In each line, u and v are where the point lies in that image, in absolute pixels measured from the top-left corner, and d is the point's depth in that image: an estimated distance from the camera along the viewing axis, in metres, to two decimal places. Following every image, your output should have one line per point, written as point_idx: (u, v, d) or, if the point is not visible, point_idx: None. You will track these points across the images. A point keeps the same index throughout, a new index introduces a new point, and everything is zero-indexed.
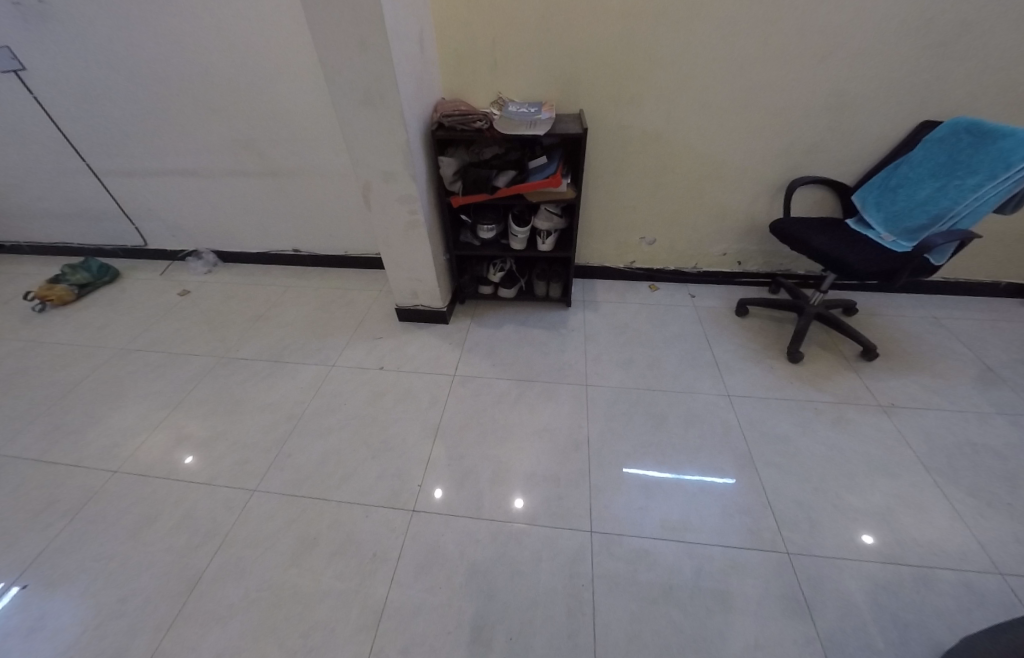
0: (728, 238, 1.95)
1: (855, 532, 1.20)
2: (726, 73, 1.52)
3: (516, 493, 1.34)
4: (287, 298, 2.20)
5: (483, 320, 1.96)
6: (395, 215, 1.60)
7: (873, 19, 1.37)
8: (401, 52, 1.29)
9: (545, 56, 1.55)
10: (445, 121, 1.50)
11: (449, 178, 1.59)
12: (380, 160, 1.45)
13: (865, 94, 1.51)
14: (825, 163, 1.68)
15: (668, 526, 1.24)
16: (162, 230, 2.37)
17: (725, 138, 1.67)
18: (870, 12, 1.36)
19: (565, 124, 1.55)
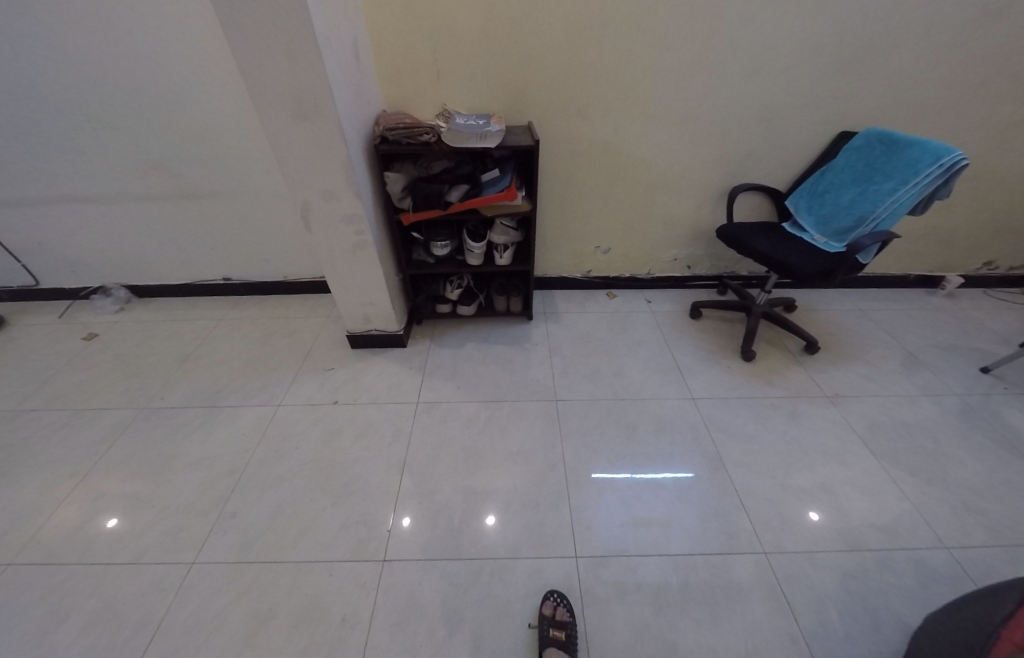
0: (677, 244, 2.01)
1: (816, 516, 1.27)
2: (666, 86, 1.57)
3: (486, 510, 1.29)
4: (219, 333, 1.97)
5: (443, 341, 1.86)
6: (339, 237, 1.47)
7: (793, 37, 1.47)
8: (335, 62, 1.18)
9: (489, 67, 1.51)
10: (389, 135, 1.39)
11: (397, 194, 1.47)
12: (319, 179, 1.33)
13: (790, 107, 1.62)
14: (761, 171, 1.78)
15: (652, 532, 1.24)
16: (58, 265, 2.04)
17: (670, 147, 1.71)
18: (791, 30, 1.46)
19: (516, 136, 1.50)
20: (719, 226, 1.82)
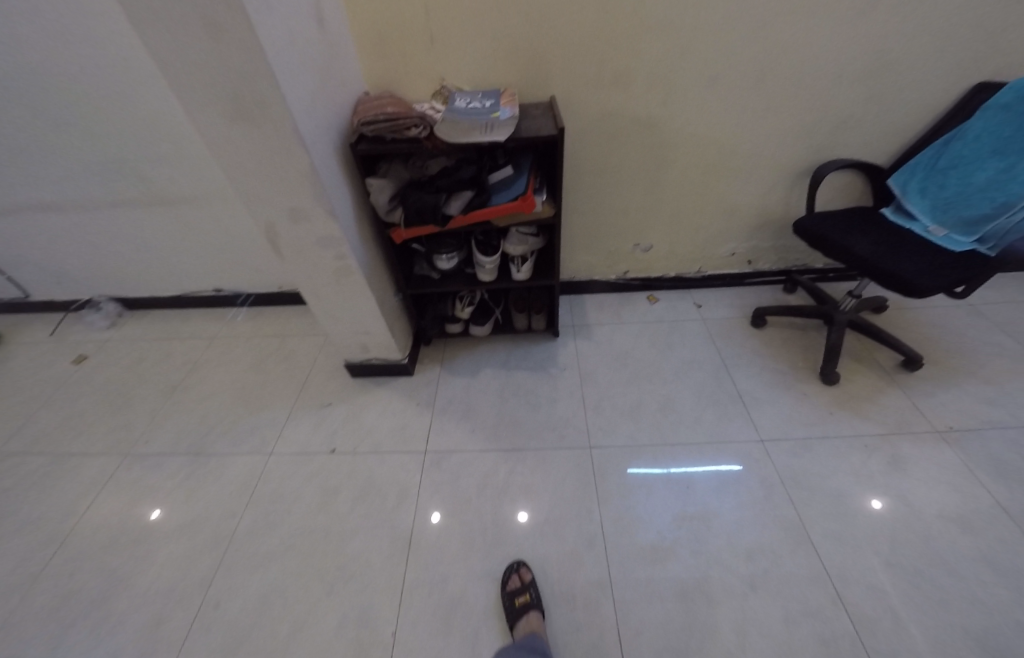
0: (737, 237, 1.64)
1: (873, 498, 1.16)
2: (738, 32, 1.16)
3: (517, 506, 1.22)
4: (211, 356, 1.76)
5: (456, 366, 1.60)
6: (318, 262, 1.18)
7: None
8: (282, 34, 0.85)
9: (499, 29, 1.15)
10: (368, 131, 1.07)
11: (384, 207, 1.16)
12: (282, 194, 1.03)
13: (906, 54, 1.19)
14: (855, 142, 1.37)
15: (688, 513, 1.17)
16: (42, 278, 1.86)
17: (735, 120, 1.33)
18: None
19: (533, 120, 1.15)
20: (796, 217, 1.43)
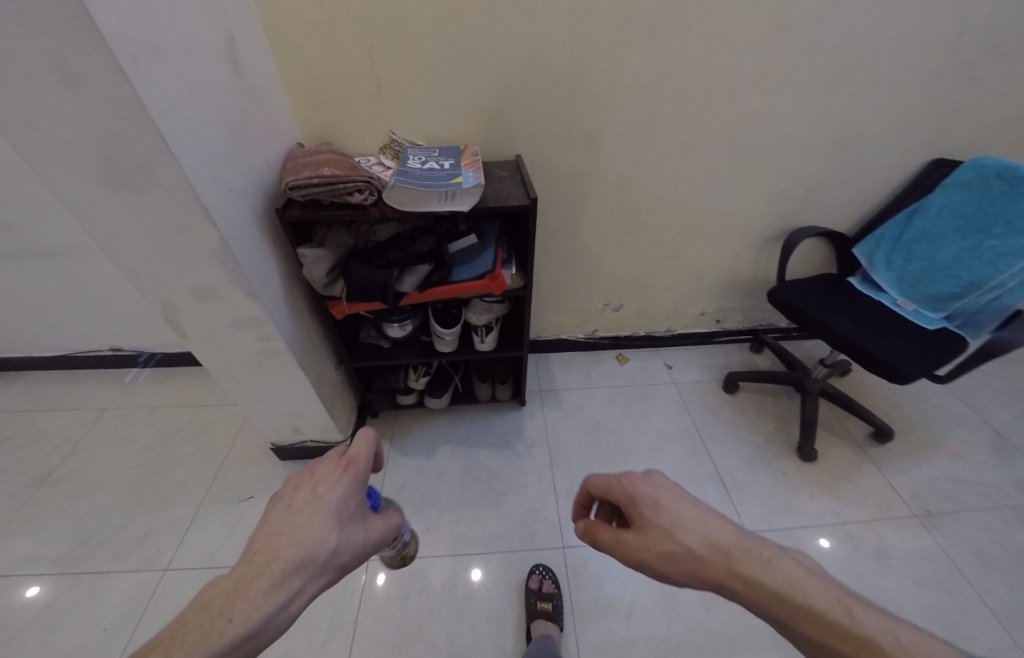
0: (706, 298, 1.59)
1: (821, 536, 1.20)
2: (711, 103, 1.11)
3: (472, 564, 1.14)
4: (100, 434, 1.44)
5: (408, 445, 1.40)
6: (233, 344, 0.97)
7: (887, 39, 1.04)
8: (175, 85, 0.67)
9: (459, 81, 1.02)
10: (300, 195, 0.88)
11: (321, 280, 0.96)
12: (182, 271, 0.82)
13: (869, 132, 1.20)
14: (820, 211, 1.36)
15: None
16: None
17: (708, 186, 1.27)
18: (887, 30, 1.03)
19: (500, 185, 1.01)
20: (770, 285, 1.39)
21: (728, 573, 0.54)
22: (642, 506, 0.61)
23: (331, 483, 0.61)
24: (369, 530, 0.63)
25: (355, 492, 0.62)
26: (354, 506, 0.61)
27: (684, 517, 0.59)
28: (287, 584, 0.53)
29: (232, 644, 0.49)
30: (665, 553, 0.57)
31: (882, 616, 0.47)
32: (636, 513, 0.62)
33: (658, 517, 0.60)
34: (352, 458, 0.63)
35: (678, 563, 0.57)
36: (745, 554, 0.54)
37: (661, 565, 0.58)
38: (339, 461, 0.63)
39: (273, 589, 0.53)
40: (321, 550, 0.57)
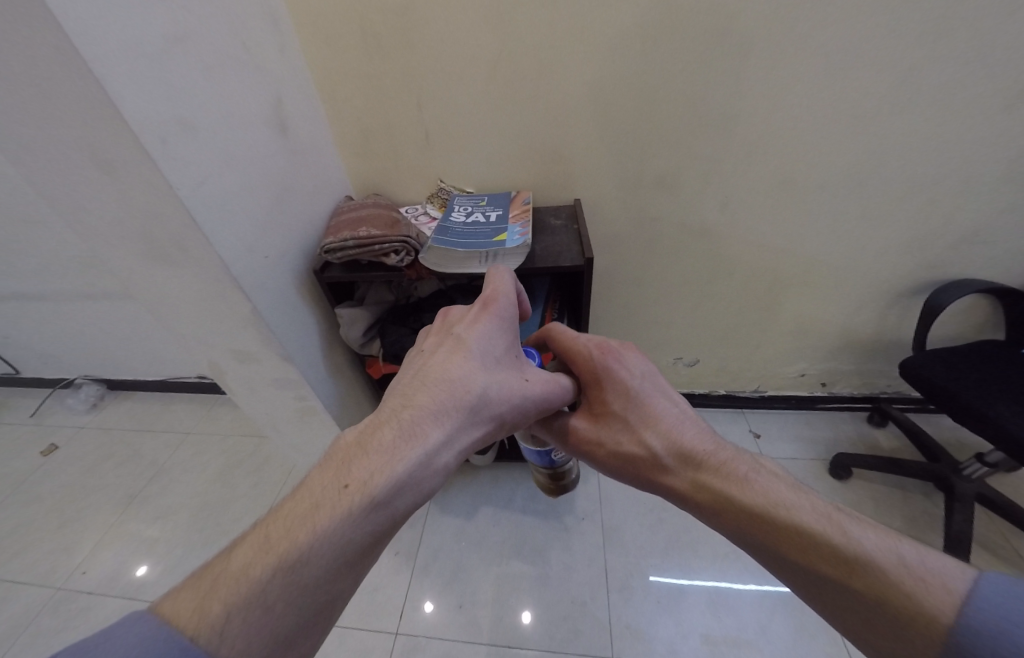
0: (807, 358, 1.32)
1: None
2: (823, 132, 0.90)
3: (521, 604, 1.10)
4: (181, 459, 1.56)
5: (450, 501, 1.32)
6: (275, 402, 0.96)
7: None
8: (212, 158, 0.65)
9: (513, 127, 0.93)
10: (336, 256, 0.83)
11: (355, 339, 0.91)
12: (222, 337, 0.81)
13: None
14: (972, 262, 1.06)
15: (727, 637, 1.02)
16: (29, 358, 1.75)
17: (814, 231, 1.04)
18: None
19: (551, 238, 0.88)
20: (908, 359, 1.09)
21: (696, 485, 0.57)
22: (614, 397, 0.66)
23: (470, 327, 0.63)
24: (527, 381, 0.62)
25: (497, 339, 0.63)
26: (498, 349, 0.62)
27: (659, 412, 0.64)
28: (426, 430, 0.52)
29: (370, 500, 0.46)
30: (630, 450, 0.63)
31: (883, 533, 0.46)
32: (602, 398, 0.67)
33: (630, 409, 0.65)
34: (488, 300, 0.66)
35: (638, 458, 0.63)
36: (713, 467, 0.57)
37: (618, 454, 0.64)
38: (479, 308, 0.66)
39: (408, 438, 0.51)
40: (468, 391, 0.56)
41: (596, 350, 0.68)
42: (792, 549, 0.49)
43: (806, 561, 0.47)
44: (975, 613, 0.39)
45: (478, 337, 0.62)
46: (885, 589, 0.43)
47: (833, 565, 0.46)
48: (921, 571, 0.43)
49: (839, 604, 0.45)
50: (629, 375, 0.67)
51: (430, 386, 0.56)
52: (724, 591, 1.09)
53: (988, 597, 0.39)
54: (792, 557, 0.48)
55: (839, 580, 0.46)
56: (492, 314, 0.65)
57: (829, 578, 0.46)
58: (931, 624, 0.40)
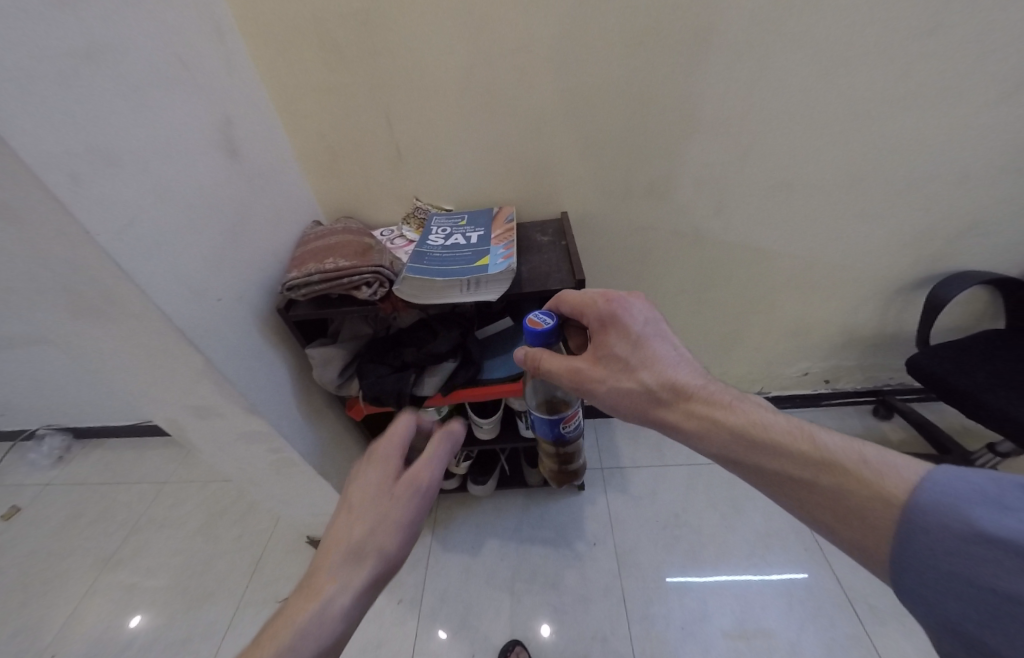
0: (810, 356, 1.28)
1: None
2: (819, 127, 0.85)
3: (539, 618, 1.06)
4: (158, 511, 1.44)
5: (451, 536, 1.23)
6: (250, 455, 0.86)
7: None
8: (142, 194, 0.56)
9: (489, 137, 0.85)
10: (300, 294, 0.74)
11: (329, 381, 0.82)
12: (179, 392, 0.71)
13: None
14: (975, 250, 1.03)
15: (746, 630, 1.00)
16: None
17: (814, 228, 0.99)
18: None
19: (539, 256, 0.81)
20: (914, 358, 1.04)
21: (685, 414, 0.54)
22: (616, 337, 0.59)
23: (362, 473, 0.52)
24: (400, 520, 0.48)
25: (381, 480, 0.51)
26: (378, 493, 0.50)
27: (657, 351, 0.58)
28: (296, 619, 0.44)
29: None
30: (622, 388, 0.57)
31: (852, 438, 0.45)
32: (603, 341, 0.60)
33: (627, 349, 0.58)
34: (387, 436, 0.54)
35: (630, 397, 0.57)
36: (702, 399, 0.54)
37: (613, 398, 0.58)
38: (373, 449, 0.53)
39: (279, 637, 0.43)
40: (342, 564, 0.47)
41: (598, 299, 0.60)
42: (775, 464, 0.47)
43: (787, 472, 0.46)
44: (930, 495, 0.39)
45: (360, 490, 0.50)
46: (857, 489, 0.42)
47: (813, 473, 0.45)
48: (881, 468, 0.42)
49: (817, 511, 0.44)
50: (632, 319, 0.59)
51: (317, 563, 0.48)
52: (747, 587, 1.06)
53: (944, 488, 0.39)
54: (775, 468, 0.47)
55: (813, 485, 0.45)
56: (377, 459, 0.52)
57: (806, 486, 0.45)
58: (889, 507, 0.40)
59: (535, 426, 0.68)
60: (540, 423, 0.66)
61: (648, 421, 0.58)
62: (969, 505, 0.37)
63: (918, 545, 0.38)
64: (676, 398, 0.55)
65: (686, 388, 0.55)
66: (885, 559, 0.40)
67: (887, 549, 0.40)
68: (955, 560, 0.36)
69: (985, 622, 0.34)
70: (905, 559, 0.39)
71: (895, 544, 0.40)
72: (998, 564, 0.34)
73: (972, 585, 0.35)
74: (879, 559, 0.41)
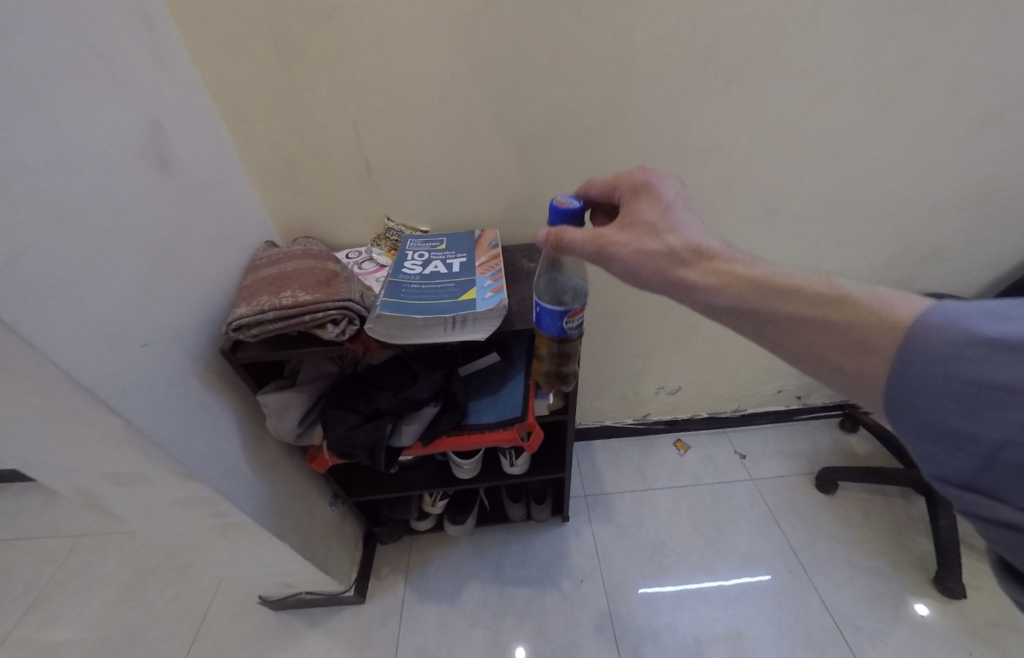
0: (786, 374, 1.29)
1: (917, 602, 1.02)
2: (808, 154, 0.83)
3: (512, 640, 1.02)
4: (71, 574, 1.22)
5: (426, 583, 1.12)
6: (187, 521, 0.72)
7: None
8: (38, 222, 0.43)
9: (470, 152, 0.77)
10: (248, 335, 0.62)
11: (285, 431, 0.70)
12: (91, 460, 0.57)
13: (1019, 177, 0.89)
14: (940, 273, 1.06)
15: (719, 632, 1.01)
16: None
17: (795, 251, 0.98)
18: None
19: (529, 286, 0.74)
20: None
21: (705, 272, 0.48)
22: (648, 205, 0.54)
23: None
24: None
25: None
26: None
27: (687, 219, 0.53)
28: None
29: None
30: (646, 249, 0.51)
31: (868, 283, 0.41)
32: (633, 210, 0.55)
33: (657, 215, 0.53)
34: None
35: (653, 259, 0.51)
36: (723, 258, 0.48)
37: (634, 262, 0.52)
38: None
39: None
40: None
41: (636, 171, 0.58)
42: (787, 307, 0.43)
43: (796, 313, 0.43)
44: (936, 316, 0.35)
45: None
46: (870, 322, 0.38)
47: (826, 313, 0.41)
48: (892, 302, 0.38)
49: (828, 348, 0.41)
50: (666, 190, 0.55)
51: None
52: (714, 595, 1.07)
53: (947, 310, 0.35)
54: (789, 311, 0.43)
55: (824, 323, 0.41)
56: None
57: (820, 326, 0.41)
58: (895, 330, 0.37)
59: (536, 320, 0.60)
60: (541, 311, 0.58)
61: (655, 287, 0.52)
62: (968, 318, 0.33)
63: (914, 361, 0.35)
64: (696, 258, 0.49)
65: (709, 249, 0.49)
66: (883, 384, 0.37)
67: (884, 372, 0.37)
68: (956, 368, 0.33)
69: (977, 416, 0.32)
70: (901, 374, 0.35)
71: (895, 367, 0.36)
72: (996, 362, 0.31)
73: (969, 386, 0.32)
74: (876, 384, 0.38)
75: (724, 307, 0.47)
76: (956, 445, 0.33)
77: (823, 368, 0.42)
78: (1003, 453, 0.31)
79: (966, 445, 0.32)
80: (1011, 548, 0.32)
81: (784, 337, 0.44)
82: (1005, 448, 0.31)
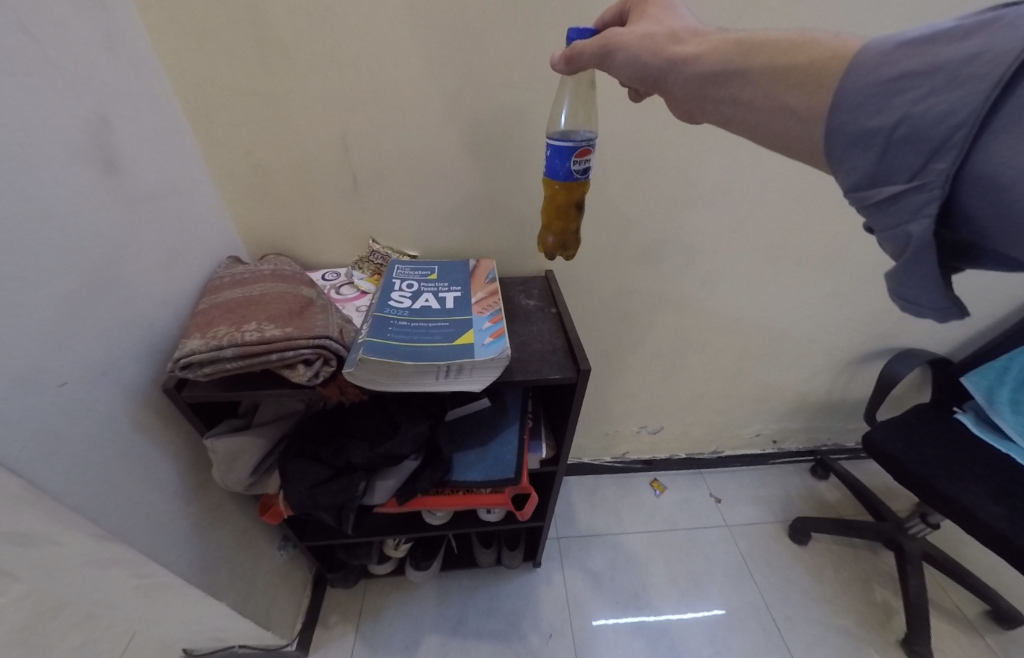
0: (765, 419, 1.28)
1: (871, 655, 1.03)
2: (809, 212, 0.83)
3: None
4: None
5: (380, 635, 1.01)
6: (97, 584, 0.59)
7: None
8: None
9: (470, 175, 0.71)
10: (199, 371, 0.52)
11: (234, 480, 0.60)
12: None
13: None
14: (917, 332, 1.09)
15: None
16: None
17: (788, 303, 0.98)
18: None
19: (527, 329, 0.69)
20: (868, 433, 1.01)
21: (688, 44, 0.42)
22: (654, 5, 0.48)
23: None
24: None
25: None
26: None
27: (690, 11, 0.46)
28: None
29: None
30: (645, 32, 0.44)
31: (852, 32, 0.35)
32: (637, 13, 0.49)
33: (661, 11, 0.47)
34: None
35: (649, 40, 0.44)
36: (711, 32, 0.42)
37: (634, 47, 0.44)
38: None
39: None
40: None
41: None
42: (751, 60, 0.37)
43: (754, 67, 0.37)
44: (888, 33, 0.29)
45: None
46: (823, 57, 0.33)
47: (788, 58, 0.35)
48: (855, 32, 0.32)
49: (782, 95, 0.35)
50: None
51: None
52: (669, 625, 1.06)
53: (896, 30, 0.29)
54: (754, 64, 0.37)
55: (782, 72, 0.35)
56: None
57: (778, 75, 0.35)
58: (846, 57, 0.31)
59: (545, 166, 0.54)
60: (548, 150, 0.52)
61: (650, 80, 0.45)
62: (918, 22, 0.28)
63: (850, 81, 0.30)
64: (692, 36, 0.42)
65: (708, 27, 0.42)
66: (822, 117, 0.32)
67: (827, 100, 0.32)
68: (885, 69, 0.29)
69: (883, 105, 0.29)
70: (841, 94, 0.31)
71: (834, 91, 0.31)
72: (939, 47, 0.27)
73: (886, 79, 0.28)
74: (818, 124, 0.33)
75: (696, 81, 0.41)
76: (861, 143, 0.30)
77: (786, 125, 0.35)
78: (895, 136, 0.28)
79: (869, 138, 0.29)
80: (889, 228, 0.30)
81: (753, 99, 0.37)
82: (898, 130, 0.28)
